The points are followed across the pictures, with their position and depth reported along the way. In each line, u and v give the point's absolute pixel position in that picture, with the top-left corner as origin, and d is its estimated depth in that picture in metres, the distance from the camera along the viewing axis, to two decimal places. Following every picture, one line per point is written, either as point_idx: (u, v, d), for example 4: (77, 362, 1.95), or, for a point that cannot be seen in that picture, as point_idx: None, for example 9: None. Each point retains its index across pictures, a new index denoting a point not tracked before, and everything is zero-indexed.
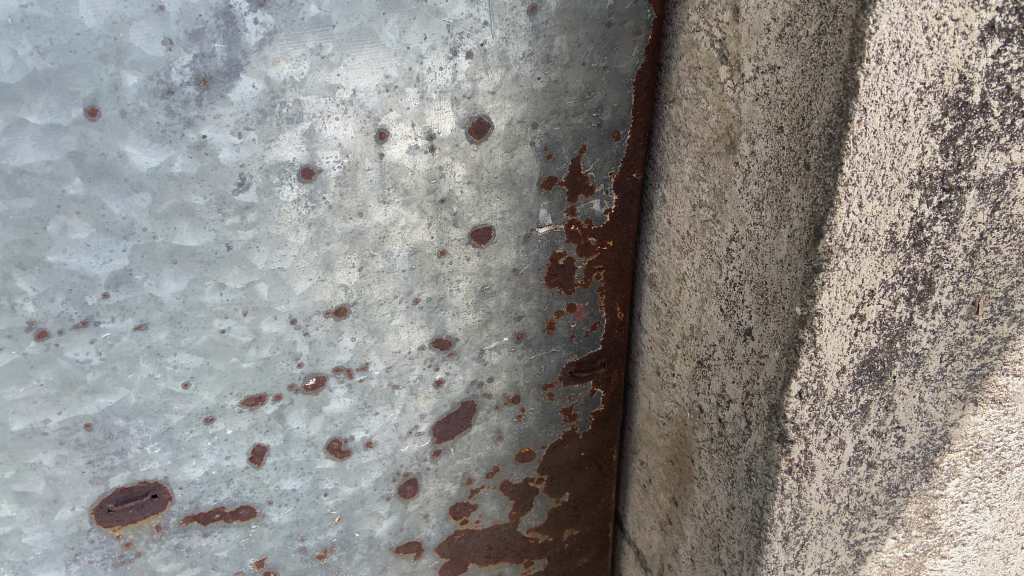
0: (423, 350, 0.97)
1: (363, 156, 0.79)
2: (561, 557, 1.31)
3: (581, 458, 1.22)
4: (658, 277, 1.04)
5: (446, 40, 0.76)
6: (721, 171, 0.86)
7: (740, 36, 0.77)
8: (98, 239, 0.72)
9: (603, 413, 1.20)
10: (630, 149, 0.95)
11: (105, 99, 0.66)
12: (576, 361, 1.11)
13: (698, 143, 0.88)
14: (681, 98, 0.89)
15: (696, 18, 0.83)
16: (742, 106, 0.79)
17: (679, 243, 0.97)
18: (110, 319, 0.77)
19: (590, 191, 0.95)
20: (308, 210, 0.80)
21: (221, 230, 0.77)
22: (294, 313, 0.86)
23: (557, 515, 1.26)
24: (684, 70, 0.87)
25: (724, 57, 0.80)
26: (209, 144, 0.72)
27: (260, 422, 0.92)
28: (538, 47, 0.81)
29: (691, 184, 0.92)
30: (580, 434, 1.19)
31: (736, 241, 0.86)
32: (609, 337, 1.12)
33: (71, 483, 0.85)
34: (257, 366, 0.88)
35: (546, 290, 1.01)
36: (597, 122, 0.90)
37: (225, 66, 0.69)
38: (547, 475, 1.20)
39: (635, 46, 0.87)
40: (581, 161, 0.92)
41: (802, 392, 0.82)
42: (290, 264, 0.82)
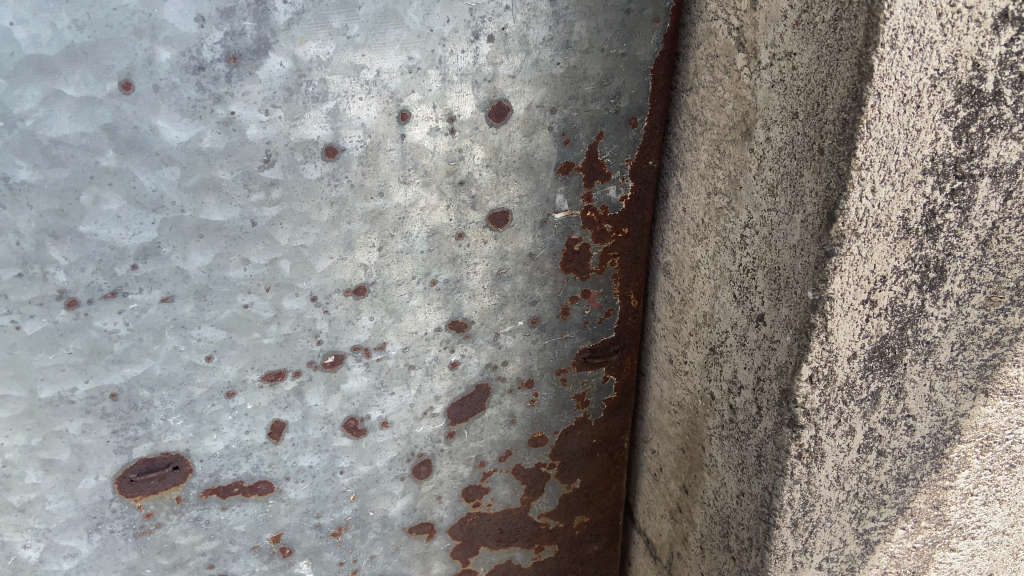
0: (440, 332, 0.99)
1: (385, 136, 0.81)
2: (572, 544, 1.33)
3: (592, 445, 1.24)
4: (672, 266, 1.05)
5: (469, 24, 0.78)
6: (736, 159, 0.87)
7: (757, 24, 0.79)
8: (129, 211, 0.74)
9: (615, 401, 1.21)
10: (646, 136, 0.97)
11: (139, 73, 0.69)
12: (590, 347, 1.13)
13: (714, 130, 0.90)
14: (698, 87, 0.90)
15: (714, 7, 0.84)
16: (759, 92, 0.80)
17: (694, 231, 0.98)
18: (138, 291, 0.79)
19: (606, 178, 0.97)
20: (330, 188, 0.82)
21: (246, 206, 0.79)
22: (315, 291, 0.88)
23: (569, 502, 1.27)
24: (702, 59, 0.88)
25: (741, 45, 0.81)
26: (237, 121, 0.74)
27: (279, 398, 0.94)
28: (558, 33, 0.83)
29: (706, 172, 0.93)
30: (593, 421, 1.21)
31: (750, 228, 0.87)
32: (622, 324, 1.13)
33: (96, 452, 0.87)
34: (277, 342, 0.89)
35: (561, 276, 1.03)
36: (615, 108, 0.92)
37: (254, 44, 0.71)
38: (559, 461, 1.22)
39: (654, 34, 0.89)
40: (598, 147, 0.94)
41: (813, 377, 0.84)
42: (312, 242, 0.84)
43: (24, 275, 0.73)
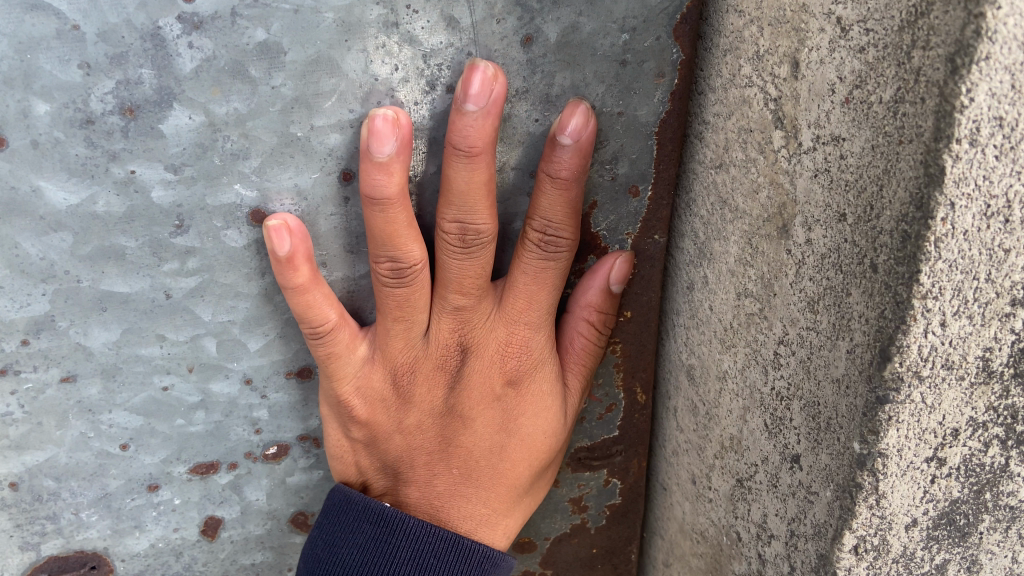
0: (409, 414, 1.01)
1: (323, 200, 0.80)
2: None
3: (592, 555, 1.13)
4: (697, 370, 0.87)
5: (422, 73, 0.74)
6: (771, 258, 0.69)
7: (798, 97, 0.62)
8: (16, 279, 0.76)
9: (619, 508, 1.09)
10: (651, 207, 0.87)
11: (15, 127, 0.69)
12: (587, 446, 1.04)
13: (746, 220, 0.72)
14: (727, 164, 0.74)
15: (750, 70, 0.68)
16: (799, 181, 0.63)
17: (721, 335, 0.80)
18: (32, 369, 0.81)
19: (602, 252, 0.90)
20: (259, 253, 0.81)
21: (158, 277, 0.80)
22: (249, 373, 0.89)
23: None
24: (733, 132, 0.72)
25: (779, 120, 0.65)
26: (138, 183, 0.74)
27: (213, 492, 0.96)
28: (534, 83, 0.77)
29: (736, 268, 0.75)
30: (591, 527, 1.11)
31: (785, 345, 0.69)
32: (627, 422, 1.02)
33: (3, 547, 0.91)
34: (206, 430, 0.91)
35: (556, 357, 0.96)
36: (610, 175, 0.84)
37: (155, 94, 0.70)
38: (551, 570, 1.14)
39: (657, 90, 0.79)
40: (592, 217, 0.87)
41: (859, 547, 0.64)
42: (241, 319, 0.85)
43: None
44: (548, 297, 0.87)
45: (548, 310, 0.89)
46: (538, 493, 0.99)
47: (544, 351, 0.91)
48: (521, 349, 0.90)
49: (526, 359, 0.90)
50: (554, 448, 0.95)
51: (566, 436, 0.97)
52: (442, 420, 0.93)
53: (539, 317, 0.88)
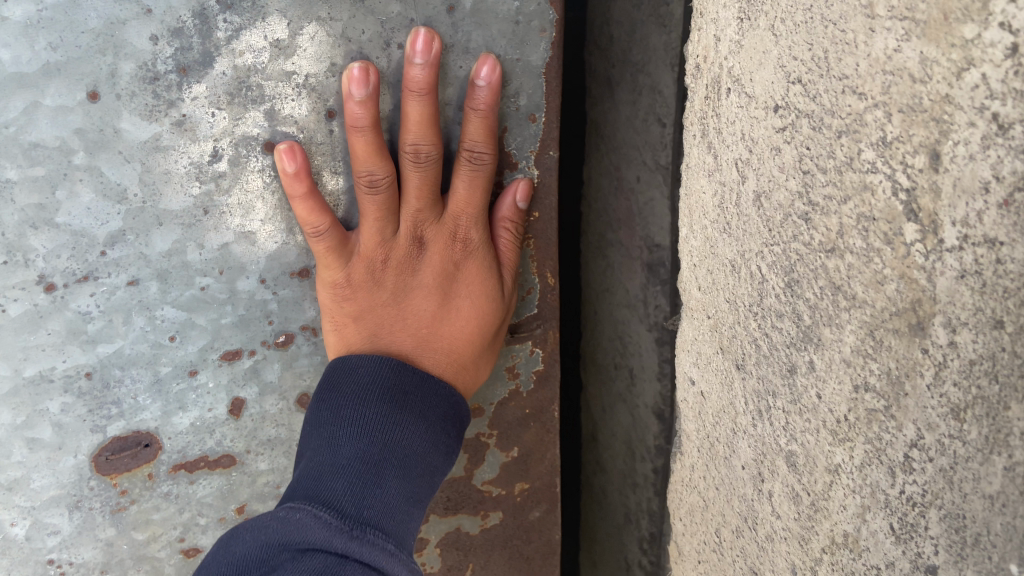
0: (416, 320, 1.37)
1: (316, 130, 1.20)
2: (514, 511, 1.56)
3: (525, 415, 1.48)
4: (799, 458, 0.82)
5: (381, 34, 1.18)
6: (899, 354, 0.64)
7: (940, 190, 0.57)
8: (99, 204, 1.14)
9: (543, 370, 1.46)
10: (545, 130, 1.29)
11: (104, 85, 1.10)
12: (515, 323, 1.42)
13: (867, 309, 0.67)
14: (842, 249, 0.69)
15: (874, 155, 0.63)
16: (940, 279, 0.59)
17: (832, 427, 0.75)
18: (106, 274, 1.18)
19: (514, 166, 1.30)
20: (271, 176, 1.21)
21: (199, 195, 1.19)
22: (264, 274, 1.26)
23: (509, 470, 1.52)
24: (849, 218, 0.67)
25: (912, 212, 0.60)
26: (189, 120, 1.15)
27: (237, 375, 1.30)
28: (458, 40, 1.21)
29: (854, 359, 0.70)
30: (524, 392, 1.46)
31: (919, 449, 0.64)
32: (542, 301, 1.42)
33: (78, 430, 1.24)
34: (234, 321, 1.26)
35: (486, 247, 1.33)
36: (515, 106, 1.27)
37: (200, 57, 1.13)
38: (496, 431, 1.47)
39: (541, 41, 1.24)
40: (505, 139, 1.28)
41: None
42: (258, 228, 1.23)
43: (11, 262, 1.13)
44: (479, 196, 1.26)
45: (481, 209, 1.28)
46: (487, 355, 1.34)
47: (479, 242, 1.30)
48: (462, 240, 1.30)
49: (466, 249, 1.30)
50: (495, 314, 1.33)
51: (503, 304, 1.34)
52: (410, 297, 1.31)
53: (472, 215, 1.27)
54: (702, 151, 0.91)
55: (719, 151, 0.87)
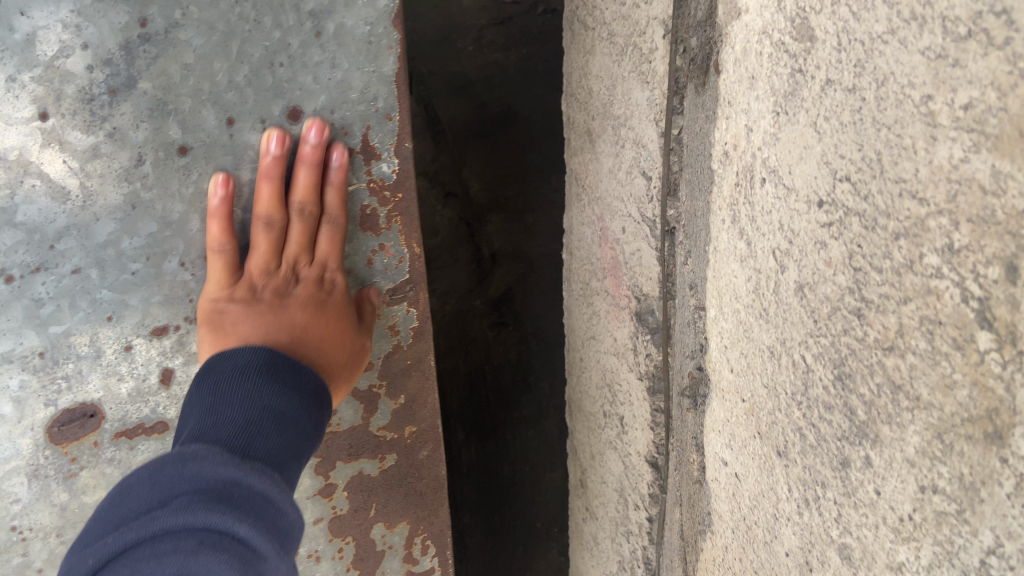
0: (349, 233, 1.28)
1: (221, 135, 1.18)
2: (408, 452, 1.41)
3: (409, 363, 1.36)
4: (855, 553, 0.79)
5: (266, 56, 1.17)
6: (973, 458, 0.63)
7: (1018, 303, 0.57)
8: (48, 204, 1.13)
9: (420, 328, 1.35)
10: (401, 124, 1.24)
11: (49, 107, 1.10)
12: (391, 289, 1.32)
13: (934, 412, 0.66)
14: (903, 349, 0.68)
15: (937, 261, 0.63)
16: (1019, 391, 0.58)
17: (895, 526, 0.73)
18: (53, 266, 1.15)
19: (378, 157, 1.25)
20: (187, 175, 1.17)
21: (127, 194, 1.15)
22: (185, 257, 1.21)
23: (401, 416, 1.38)
24: (910, 318, 0.67)
25: (986, 320, 0.60)
26: (120, 132, 1.13)
27: (166, 350, 1.22)
28: (328, 56, 1.19)
29: (918, 460, 0.69)
30: (407, 345, 1.35)
31: (998, 557, 0.62)
32: (414, 269, 1.32)
33: (30, 403, 1.19)
34: (162, 300, 1.21)
35: (360, 232, 1.29)
36: (375, 107, 1.23)
37: (126, 80, 1.12)
38: (386, 381, 1.35)
39: (390, 56, 1.22)
40: (369, 136, 1.24)
41: None
42: (182, 215, 1.19)
43: None
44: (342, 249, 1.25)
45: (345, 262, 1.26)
46: (349, 379, 1.23)
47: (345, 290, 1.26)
48: (332, 284, 1.25)
49: (336, 289, 1.25)
50: (358, 348, 1.24)
51: (363, 346, 1.25)
52: (279, 321, 1.21)
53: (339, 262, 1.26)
54: (732, 236, 0.91)
55: (753, 239, 0.87)
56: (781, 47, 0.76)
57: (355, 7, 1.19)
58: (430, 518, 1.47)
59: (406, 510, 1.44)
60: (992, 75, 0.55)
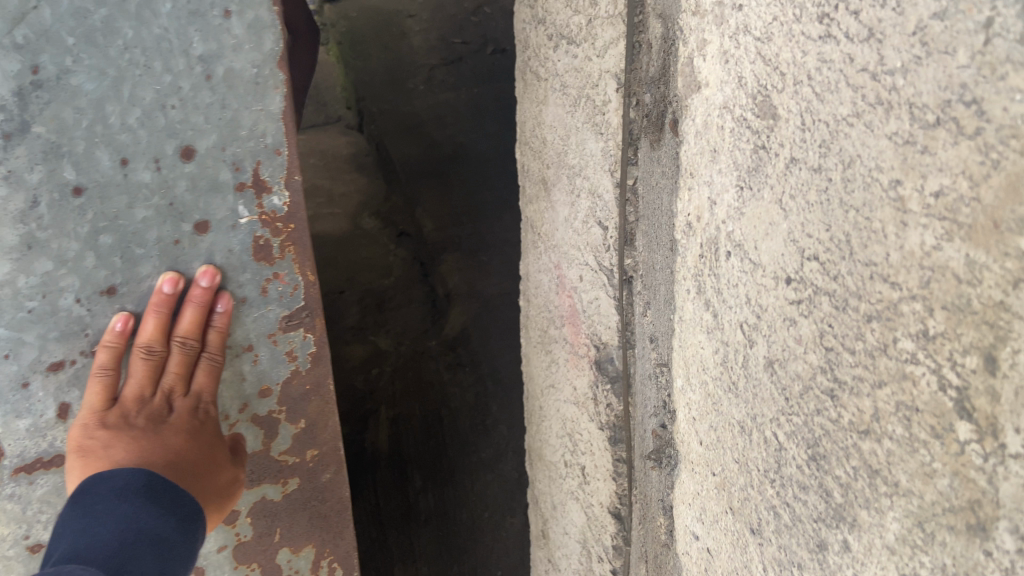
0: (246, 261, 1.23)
1: (117, 178, 1.14)
2: (310, 476, 1.36)
3: (307, 390, 1.33)
4: None
5: (156, 98, 1.15)
6: (954, 550, 0.61)
7: (999, 395, 0.55)
8: None
9: (317, 353, 1.32)
10: (290, 159, 1.23)
11: None
12: (287, 316, 1.28)
13: (914, 500, 0.64)
14: (880, 434, 0.66)
15: (912, 347, 0.61)
16: (1002, 486, 0.56)
17: None
18: None
19: (269, 191, 1.22)
20: (83, 215, 1.13)
21: (21, 234, 1.11)
22: (79, 293, 1.15)
23: (303, 440, 1.34)
24: (886, 403, 0.65)
25: (965, 410, 0.58)
26: (15, 175, 1.09)
27: (63, 384, 1.17)
28: (218, 98, 1.18)
29: (898, 547, 0.66)
30: (303, 370, 1.31)
31: None
32: (309, 295, 1.28)
33: None
34: (58, 337, 1.15)
35: (255, 264, 1.24)
36: (262, 141, 1.21)
37: (19, 125, 1.09)
38: (286, 407, 1.32)
39: (277, 95, 1.20)
40: (261, 170, 1.22)
41: None
42: (77, 253, 1.14)
43: None
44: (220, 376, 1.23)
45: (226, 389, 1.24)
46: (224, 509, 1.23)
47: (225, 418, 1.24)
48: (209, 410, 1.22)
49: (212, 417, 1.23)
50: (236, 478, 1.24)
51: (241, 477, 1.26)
52: (152, 451, 1.18)
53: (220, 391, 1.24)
54: (698, 307, 0.89)
55: (719, 311, 0.84)
56: (743, 122, 0.75)
57: (242, 51, 1.18)
58: (336, 539, 1.42)
59: (312, 532, 1.39)
60: (963, 164, 0.54)
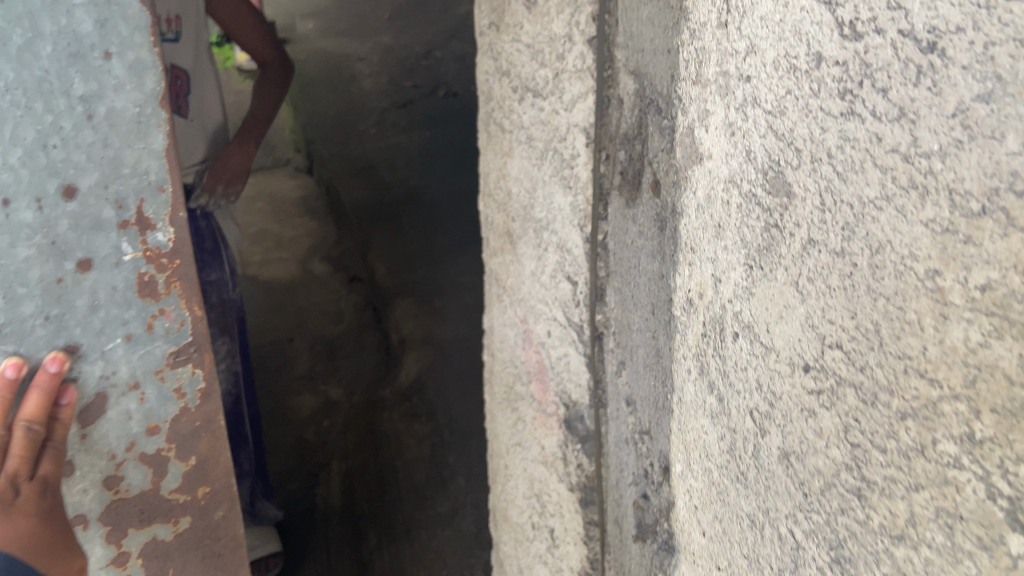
0: (136, 299, 1.34)
1: None
2: (202, 513, 1.56)
3: (196, 427, 1.50)
4: None
5: (40, 130, 1.20)
6: None
7: None
8: None
9: (204, 390, 1.48)
10: (172, 197, 1.34)
11: None
12: (174, 351, 1.41)
13: None
14: (916, 540, 0.60)
15: (956, 450, 0.56)
16: None
17: None
18: None
19: (153, 228, 1.34)
20: None
21: None
22: None
23: (192, 476, 1.52)
24: (924, 507, 0.59)
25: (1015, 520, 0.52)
26: None
27: None
28: (94, 134, 1.25)
29: None
30: (192, 407, 1.47)
31: None
32: (194, 329, 1.43)
33: None
34: None
35: (139, 300, 1.35)
36: (145, 179, 1.31)
37: None
38: (174, 444, 1.48)
39: (159, 132, 1.31)
40: (144, 208, 1.32)
41: None
42: None
43: None
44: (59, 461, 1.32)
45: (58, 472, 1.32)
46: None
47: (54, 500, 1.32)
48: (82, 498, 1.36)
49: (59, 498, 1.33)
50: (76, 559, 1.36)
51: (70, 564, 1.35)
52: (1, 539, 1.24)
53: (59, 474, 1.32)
54: (700, 389, 0.83)
55: (726, 395, 0.79)
56: (751, 198, 0.70)
57: (124, 91, 1.26)
58: None
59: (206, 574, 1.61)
60: (1014, 257, 0.50)
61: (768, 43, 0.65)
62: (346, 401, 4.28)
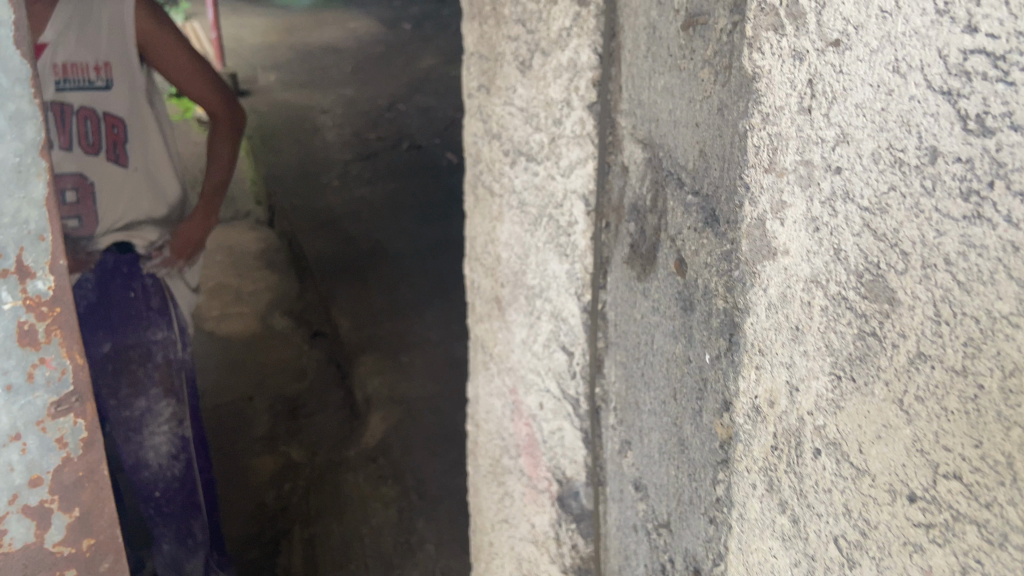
0: (19, 352, 1.11)
1: None
2: (88, 567, 1.24)
3: (81, 473, 1.20)
4: None
5: None
6: None
7: None
8: None
9: (93, 436, 1.21)
10: (54, 244, 1.11)
11: None
12: (55, 399, 1.15)
13: None
14: None
15: None
16: None
17: None
18: None
19: (32, 275, 1.09)
20: None
21: None
22: None
23: (81, 527, 1.22)
24: None
25: None
26: None
27: None
28: None
29: None
30: (78, 455, 1.19)
31: None
32: (77, 378, 1.17)
33: None
34: None
35: (18, 351, 1.11)
36: (25, 228, 1.08)
37: None
38: (59, 493, 1.18)
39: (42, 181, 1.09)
40: (23, 255, 1.08)
41: None
42: None
43: None
44: None
45: None
46: None
47: None
48: None
49: None
50: None
51: None
52: None
53: None
54: (768, 506, 0.74)
55: (802, 516, 0.70)
56: (841, 301, 0.62)
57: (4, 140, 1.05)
58: None
59: None
60: None
61: (865, 132, 0.58)
62: (308, 463, 4.12)
